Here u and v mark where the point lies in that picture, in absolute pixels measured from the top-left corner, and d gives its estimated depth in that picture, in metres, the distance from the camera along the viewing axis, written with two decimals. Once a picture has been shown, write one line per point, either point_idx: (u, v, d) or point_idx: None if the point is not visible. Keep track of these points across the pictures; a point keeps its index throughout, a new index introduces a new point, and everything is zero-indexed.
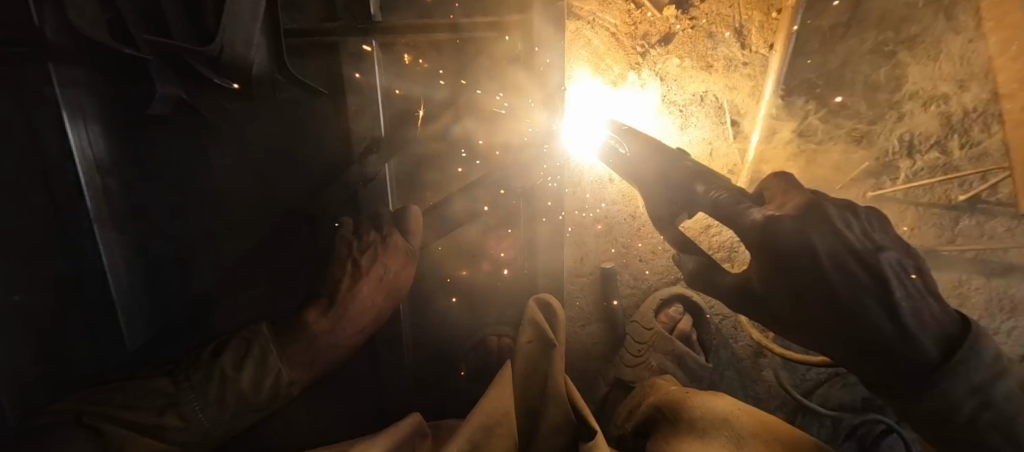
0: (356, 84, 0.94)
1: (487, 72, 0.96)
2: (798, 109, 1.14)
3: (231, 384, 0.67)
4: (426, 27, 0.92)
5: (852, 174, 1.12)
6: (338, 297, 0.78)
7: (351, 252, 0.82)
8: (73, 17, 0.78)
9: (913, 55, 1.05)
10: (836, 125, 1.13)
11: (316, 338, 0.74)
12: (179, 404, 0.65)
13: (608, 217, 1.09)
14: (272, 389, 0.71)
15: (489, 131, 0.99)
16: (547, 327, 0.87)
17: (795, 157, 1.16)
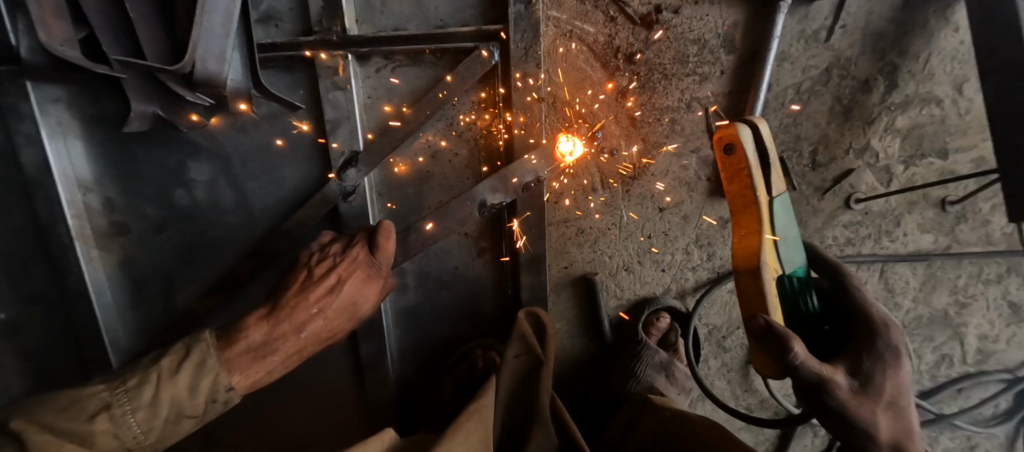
0: (334, 99, 0.92)
1: (464, 85, 0.89)
2: (833, 99, 0.95)
3: (182, 403, 0.62)
4: (403, 40, 0.89)
5: (876, 179, 0.99)
6: (292, 323, 0.70)
7: (312, 271, 0.75)
8: (42, 38, 0.76)
9: (940, 50, 0.91)
10: (867, 121, 0.96)
11: (263, 362, 0.68)
12: (118, 423, 0.59)
13: (595, 227, 1.03)
14: (213, 407, 0.65)
15: (467, 142, 0.97)
16: (536, 343, 0.87)
17: (820, 156, 0.98)
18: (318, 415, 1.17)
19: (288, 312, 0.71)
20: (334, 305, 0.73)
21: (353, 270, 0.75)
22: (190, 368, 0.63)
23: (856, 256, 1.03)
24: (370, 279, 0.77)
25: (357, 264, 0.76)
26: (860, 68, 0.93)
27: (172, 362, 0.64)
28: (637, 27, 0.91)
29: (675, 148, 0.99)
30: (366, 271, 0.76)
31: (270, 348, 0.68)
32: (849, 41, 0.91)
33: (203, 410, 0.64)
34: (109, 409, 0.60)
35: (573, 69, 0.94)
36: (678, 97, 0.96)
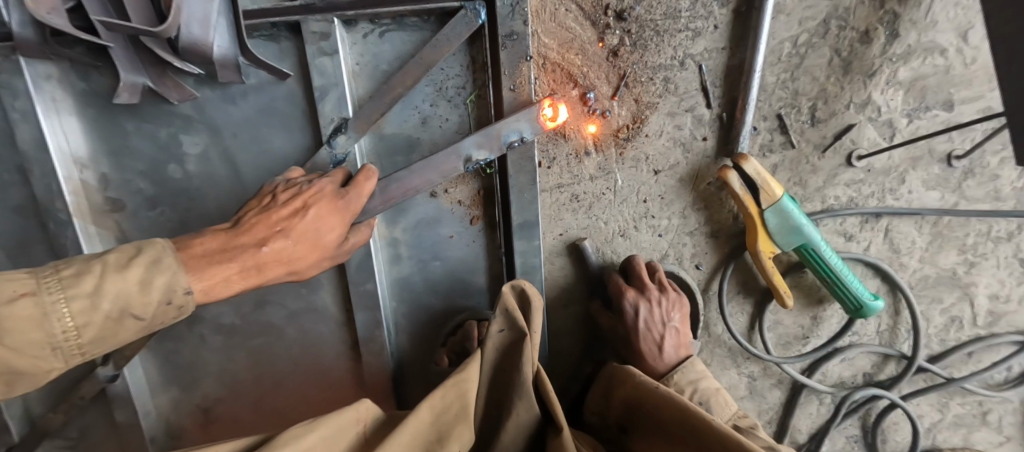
0: (322, 66, 0.91)
1: (449, 46, 0.88)
2: (833, 52, 0.92)
3: (130, 298, 0.58)
4: (387, 2, 0.87)
5: (877, 135, 0.97)
6: (252, 238, 0.68)
7: (277, 196, 0.73)
8: (30, 7, 0.76)
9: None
10: (870, 75, 0.93)
11: (219, 270, 0.65)
12: (49, 309, 0.54)
13: (588, 192, 1.01)
14: (163, 310, 0.62)
15: (457, 107, 0.96)
16: (518, 317, 0.81)
17: (822, 113, 0.96)
18: (317, 388, 1.18)
19: (251, 229, 0.69)
20: (299, 229, 0.69)
21: (321, 199, 0.73)
22: (143, 263, 0.60)
23: (859, 215, 1.01)
24: (341, 209, 0.75)
25: (329, 197, 0.74)
26: (860, 18, 0.89)
27: (121, 257, 0.60)
28: None
29: (670, 107, 0.97)
30: (337, 201, 0.75)
31: (228, 257, 0.66)
32: None
33: (152, 312, 0.61)
34: (35, 294, 0.54)
35: (561, 28, 0.92)
36: (670, 54, 0.93)
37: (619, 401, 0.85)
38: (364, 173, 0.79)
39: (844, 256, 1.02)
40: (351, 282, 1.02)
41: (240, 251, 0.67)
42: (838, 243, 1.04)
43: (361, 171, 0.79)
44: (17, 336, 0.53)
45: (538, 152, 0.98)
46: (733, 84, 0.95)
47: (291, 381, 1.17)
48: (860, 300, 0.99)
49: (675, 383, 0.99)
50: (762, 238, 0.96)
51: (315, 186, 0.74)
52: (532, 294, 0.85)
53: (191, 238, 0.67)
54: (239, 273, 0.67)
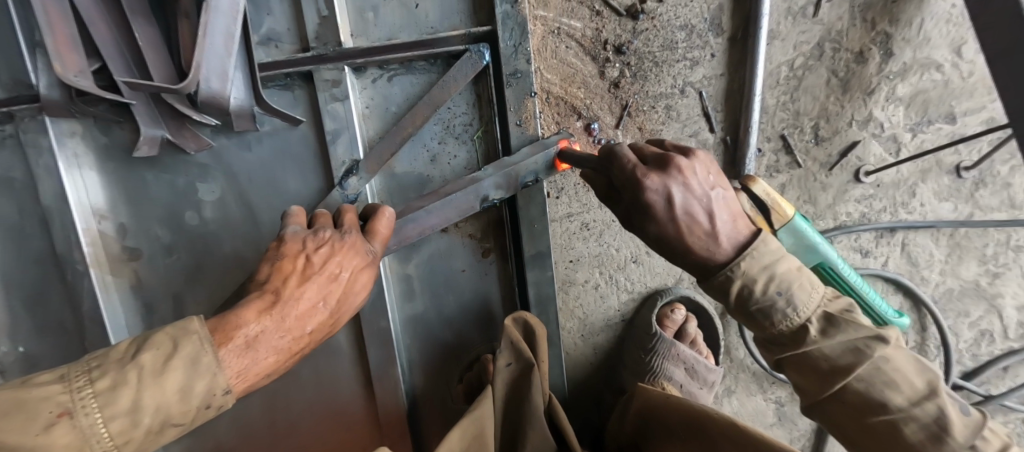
0: (334, 110, 0.95)
1: (456, 85, 0.91)
2: (829, 72, 0.94)
3: (171, 408, 0.54)
4: (396, 48, 0.91)
5: (882, 149, 0.97)
6: (297, 317, 0.66)
7: (312, 260, 0.70)
8: (59, 71, 0.81)
9: (936, 13, 0.90)
10: (868, 92, 0.94)
11: (262, 361, 0.62)
12: (86, 431, 0.50)
13: (598, 220, 1.02)
14: (201, 412, 0.58)
15: (463, 143, 0.98)
16: (524, 349, 0.79)
17: (825, 130, 0.97)
18: (331, 431, 1.15)
19: (295, 308, 0.66)
20: (334, 294, 0.71)
21: (353, 260, 0.74)
22: (181, 365, 0.55)
23: (872, 231, 1.00)
24: (367, 267, 0.76)
25: (362, 262, 0.75)
26: (853, 40, 0.92)
27: (157, 358, 0.54)
28: (622, 18, 0.93)
29: (673, 133, 0.98)
30: (366, 259, 0.76)
31: (269, 344, 0.63)
32: (839, 12, 0.91)
33: (192, 417, 0.57)
34: (71, 415, 0.50)
35: (563, 65, 0.95)
36: (670, 83, 0.96)
37: (632, 414, 0.81)
38: (383, 222, 0.81)
39: (863, 272, 1.01)
40: (365, 320, 1.02)
41: (284, 334, 0.65)
42: (855, 259, 1.03)
43: (381, 221, 0.80)
44: None
45: (546, 183, 0.99)
46: (734, 107, 0.96)
47: (305, 425, 1.15)
48: (884, 317, 0.96)
49: (739, 275, 0.59)
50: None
51: (346, 250, 0.74)
52: (536, 324, 0.84)
53: (221, 325, 0.60)
54: (279, 360, 0.65)
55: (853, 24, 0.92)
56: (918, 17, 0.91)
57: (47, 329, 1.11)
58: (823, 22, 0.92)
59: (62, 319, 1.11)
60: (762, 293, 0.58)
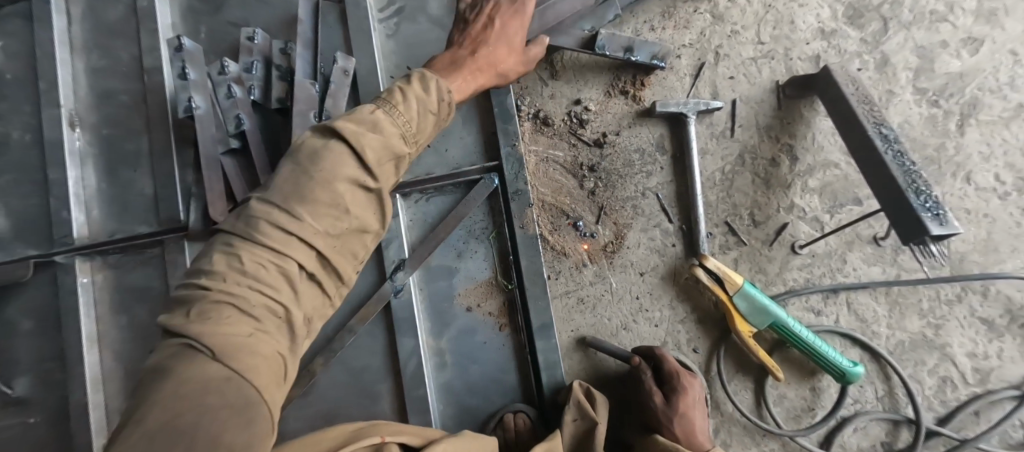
0: (387, 224, 1.31)
1: (475, 201, 1.26)
2: (752, 173, 1.25)
3: (326, 225, 0.71)
4: (433, 180, 1.30)
5: (810, 227, 1.23)
6: (481, 48, 1.02)
7: (482, 16, 1.05)
8: (211, 212, 1.22)
9: (821, 130, 1.24)
10: (786, 186, 1.24)
11: (455, 70, 0.98)
12: (261, 278, 0.65)
13: (590, 295, 1.28)
14: (442, 106, 0.91)
15: (482, 242, 1.31)
16: (589, 410, 1.09)
17: (760, 215, 1.24)
18: None
19: (479, 36, 1.03)
20: (379, 164, 0.77)
21: (507, 14, 1.05)
22: (259, 242, 0.67)
23: (818, 293, 1.21)
24: (499, 59, 1.03)
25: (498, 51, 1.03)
26: (765, 150, 1.25)
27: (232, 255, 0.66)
28: (591, 147, 1.30)
29: (641, 224, 1.28)
30: (370, 161, 0.75)
31: (471, 77, 1.00)
32: (749, 133, 1.25)
33: (314, 269, 0.70)
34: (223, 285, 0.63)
35: (552, 182, 1.31)
36: (633, 189, 1.29)
37: None
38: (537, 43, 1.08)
39: (818, 328, 1.19)
40: (406, 388, 1.26)
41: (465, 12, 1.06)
42: (811, 318, 1.22)
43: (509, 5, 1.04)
44: (263, 345, 0.62)
45: (546, 267, 1.29)
46: (684, 203, 1.27)
47: None
48: (840, 366, 1.13)
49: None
50: (739, 321, 1.17)
51: (420, 117, 0.87)
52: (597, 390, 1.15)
53: (449, 76, 0.97)
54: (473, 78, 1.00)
55: (762, 140, 1.25)
56: (808, 132, 1.24)
57: None
58: (740, 140, 1.26)
59: None
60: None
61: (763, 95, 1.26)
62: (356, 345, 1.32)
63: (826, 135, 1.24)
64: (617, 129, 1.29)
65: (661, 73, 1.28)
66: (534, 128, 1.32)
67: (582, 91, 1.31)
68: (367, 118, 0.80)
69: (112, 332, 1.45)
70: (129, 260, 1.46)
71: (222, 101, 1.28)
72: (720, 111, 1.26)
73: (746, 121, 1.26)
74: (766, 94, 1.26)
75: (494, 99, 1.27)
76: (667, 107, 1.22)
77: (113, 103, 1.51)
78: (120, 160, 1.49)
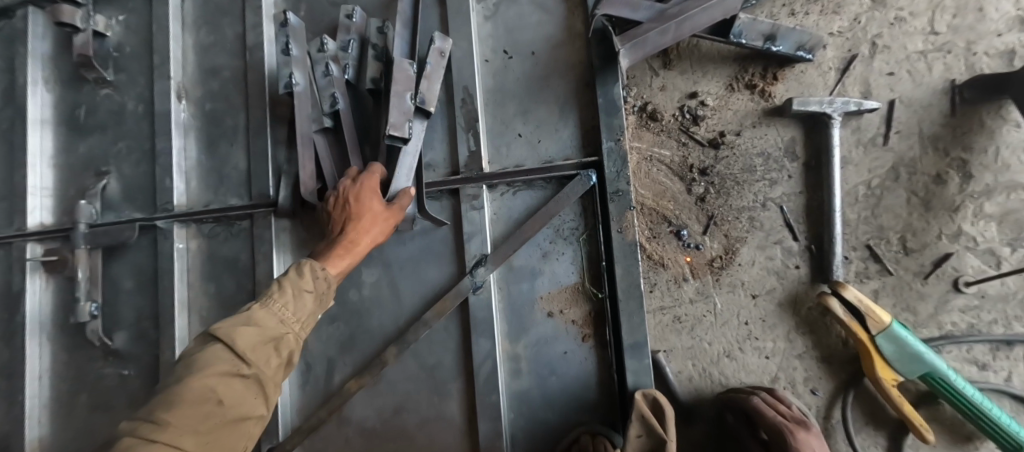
0: (472, 216, 1.24)
1: (568, 200, 1.15)
2: (907, 190, 1.04)
3: (284, 315, 0.92)
4: (522, 173, 1.20)
5: (980, 261, 1.01)
6: (364, 236, 1.07)
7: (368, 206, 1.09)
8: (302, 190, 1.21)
9: (1007, 144, 1.01)
10: (954, 209, 1.02)
11: (343, 262, 1.05)
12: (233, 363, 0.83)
13: (690, 314, 1.13)
14: (318, 285, 1.00)
15: (571, 245, 1.20)
16: (658, 426, 0.92)
17: (914, 241, 1.03)
18: None
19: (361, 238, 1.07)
20: (254, 349, 0.86)
21: (382, 220, 1.10)
22: (242, 323, 0.87)
23: (986, 343, 0.99)
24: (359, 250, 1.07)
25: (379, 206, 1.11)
26: (927, 165, 1.04)
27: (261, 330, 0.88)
28: (705, 148, 1.14)
29: (759, 239, 1.11)
30: (243, 350, 0.84)
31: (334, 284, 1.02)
32: (908, 142, 1.05)
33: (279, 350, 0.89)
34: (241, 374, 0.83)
35: (655, 184, 1.17)
36: (751, 199, 1.12)
37: None
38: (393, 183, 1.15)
39: (983, 386, 0.97)
40: (478, 392, 1.19)
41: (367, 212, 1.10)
42: (973, 372, 1.00)
43: (383, 213, 1.10)
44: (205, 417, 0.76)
45: (642, 278, 1.16)
46: (816, 218, 1.08)
47: None
48: (1015, 439, 0.90)
49: None
50: (880, 366, 0.97)
51: (295, 299, 0.95)
52: (664, 401, 0.97)
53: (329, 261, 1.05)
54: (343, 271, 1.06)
55: (925, 151, 1.04)
56: (988, 146, 1.02)
57: None
58: (896, 150, 1.05)
59: None
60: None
61: (929, 98, 1.05)
62: (429, 339, 1.27)
63: (1014, 151, 1.01)
64: (738, 127, 1.13)
65: (798, 65, 1.10)
66: (639, 123, 1.19)
67: (699, 83, 1.16)
68: (245, 320, 0.89)
69: (201, 297, 1.50)
70: (221, 231, 1.49)
71: (320, 79, 1.24)
72: (872, 114, 1.06)
73: (905, 128, 1.05)
74: (934, 96, 1.04)
75: (599, 89, 1.15)
76: (807, 106, 1.03)
77: (216, 78, 1.56)
78: (219, 133, 1.54)
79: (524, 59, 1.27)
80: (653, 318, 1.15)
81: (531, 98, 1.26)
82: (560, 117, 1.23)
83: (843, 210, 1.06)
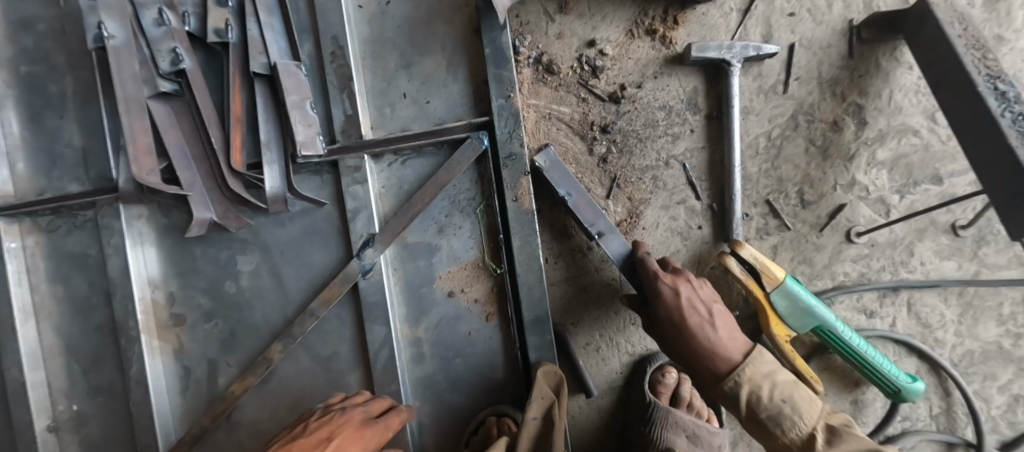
0: (354, 191, 1.07)
1: (460, 166, 1.02)
2: (805, 139, 1.00)
3: None
4: (409, 139, 1.05)
5: (872, 208, 1.00)
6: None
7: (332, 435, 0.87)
8: (136, 170, 0.99)
9: (901, 87, 0.98)
10: (851, 158, 0.99)
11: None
12: None
13: (596, 282, 1.07)
14: None
15: (468, 215, 1.08)
16: (547, 406, 0.93)
17: (813, 193, 1.00)
18: None
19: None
20: None
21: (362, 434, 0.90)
22: None
23: (875, 290, 1.00)
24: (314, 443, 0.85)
25: (360, 413, 0.93)
26: (825, 112, 0.99)
27: None
28: (606, 102, 1.04)
29: (664, 199, 1.05)
30: None
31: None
32: (807, 88, 0.99)
33: None
34: None
35: (556, 146, 1.06)
36: (655, 157, 1.04)
37: None
38: (360, 395, 1.01)
39: (870, 334, 0.98)
40: (376, 383, 1.08)
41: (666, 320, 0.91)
42: (861, 321, 1.01)
43: (361, 430, 0.90)
44: None
45: (544, 249, 1.07)
46: (719, 174, 1.03)
47: None
48: (896, 383, 0.92)
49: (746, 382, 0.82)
50: (776, 323, 0.96)
51: None
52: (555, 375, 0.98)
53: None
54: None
55: (825, 95, 0.99)
56: (883, 88, 0.98)
57: (100, 388, 1.23)
58: (797, 96, 1.00)
59: (111, 381, 1.23)
60: (768, 401, 0.80)
61: (830, 38, 0.99)
62: (322, 330, 1.13)
63: (907, 94, 0.98)
64: (638, 78, 1.03)
65: (700, 6, 1.01)
66: (535, 76, 1.06)
67: (598, 29, 1.03)
68: None
69: (49, 304, 1.23)
70: (63, 223, 1.22)
71: (147, 31, 1.01)
72: (773, 59, 0.99)
73: (805, 71, 0.99)
74: (834, 37, 0.99)
75: (484, 37, 1.00)
76: (706, 52, 0.95)
77: (27, 32, 1.19)
78: (42, 103, 1.21)
79: (403, 1, 1.08)
80: (556, 287, 1.08)
81: (415, 50, 1.08)
82: (449, 71, 1.08)
83: (744, 164, 1.01)
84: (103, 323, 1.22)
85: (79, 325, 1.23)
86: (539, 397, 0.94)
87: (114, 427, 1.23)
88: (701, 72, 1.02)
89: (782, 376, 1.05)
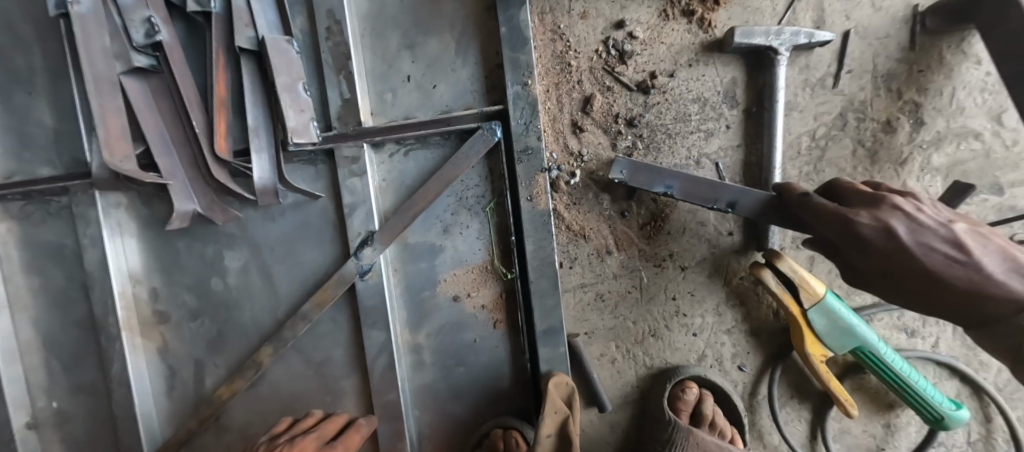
0: (352, 185, 0.97)
1: (470, 160, 0.92)
2: (855, 141, 0.90)
3: None
4: (413, 128, 0.94)
5: None
6: None
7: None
8: (108, 157, 0.89)
9: (966, 83, 0.88)
10: (904, 162, 0.90)
11: None
12: None
13: (614, 290, 0.98)
14: None
15: (475, 214, 0.98)
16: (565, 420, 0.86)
17: None
18: None
19: None
20: None
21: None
22: None
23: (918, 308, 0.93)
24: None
25: (315, 441, 0.91)
26: (878, 110, 0.89)
27: None
28: (633, 93, 0.93)
29: (692, 201, 0.95)
30: None
31: None
32: (861, 82, 0.89)
33: None
34: None
35: (575, 140, 0.95)
36: (684, 154, 0.94)
37: None
38: (310, 417, 0.99)
39: (911, 355, 0.91)
40: (374, 392, 1.01)
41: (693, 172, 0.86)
42: (901, 339, 0.94)
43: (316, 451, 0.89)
44: None
45: (559, 253, 0.98)
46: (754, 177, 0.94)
47: None
48: (939, 410, 0.85)
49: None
50: (811, 342, 0.88)
51: None
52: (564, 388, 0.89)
53: None
54: None
55: (881, 90, 0.89)
56: (946, 85, 0.88)
57: (82, 386, 1.16)
58: (849, 92, 0.89)
59: (93, 380, 1.16)
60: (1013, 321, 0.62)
61: (891, 26, 0.88)
62: (318, 332, 1.05)
63: (972, 92, 0.88)
64: (671, 66, 0.92)
65: None
66: (555, 60, 0.94)
67: (628, 9, 0.92)
68: None
69: (24, 296, 1.14)
70: (35, 210, 1.12)
71: None
72: (823, 49, 0.88)
73: (860, 63, 0.89)
74: (896, 24, 0.88)
75: (500, 15, 0.88)
76: (751, 38, 0.84)
77: None
78: (7, 76, 1.09)
79: None
80: (570, 292, 1.00)
81: (421, 27, 0.97)
82: (459, 53, 0.97)
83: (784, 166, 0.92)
84: (84, 319, 1.14)
85: (57, 320, 1.15)
86: (553, 411, 0.86)
87: (98, 425, 1.16)
88: (742, 59, 0.91)
89: (808, 395, 0.98)
